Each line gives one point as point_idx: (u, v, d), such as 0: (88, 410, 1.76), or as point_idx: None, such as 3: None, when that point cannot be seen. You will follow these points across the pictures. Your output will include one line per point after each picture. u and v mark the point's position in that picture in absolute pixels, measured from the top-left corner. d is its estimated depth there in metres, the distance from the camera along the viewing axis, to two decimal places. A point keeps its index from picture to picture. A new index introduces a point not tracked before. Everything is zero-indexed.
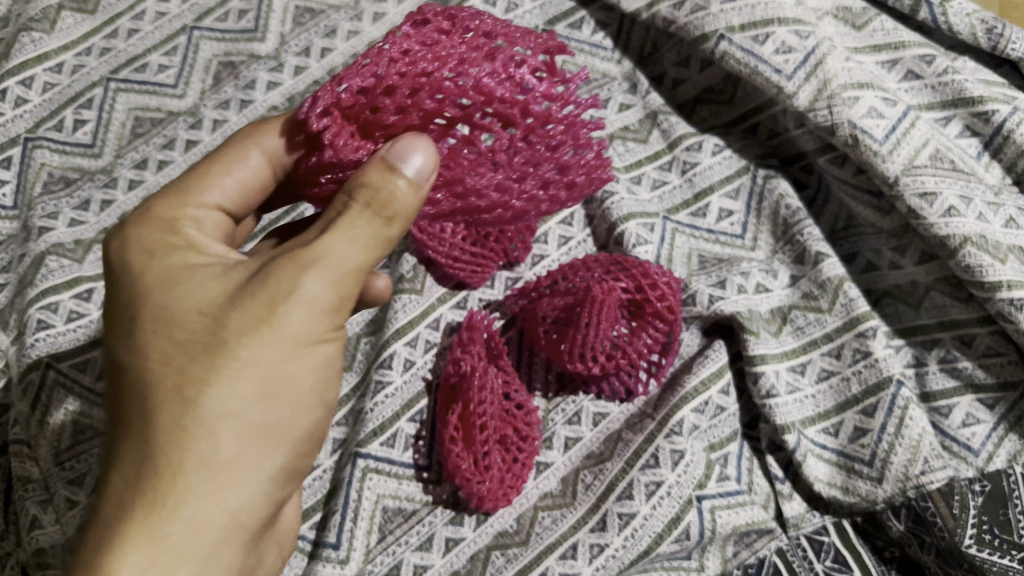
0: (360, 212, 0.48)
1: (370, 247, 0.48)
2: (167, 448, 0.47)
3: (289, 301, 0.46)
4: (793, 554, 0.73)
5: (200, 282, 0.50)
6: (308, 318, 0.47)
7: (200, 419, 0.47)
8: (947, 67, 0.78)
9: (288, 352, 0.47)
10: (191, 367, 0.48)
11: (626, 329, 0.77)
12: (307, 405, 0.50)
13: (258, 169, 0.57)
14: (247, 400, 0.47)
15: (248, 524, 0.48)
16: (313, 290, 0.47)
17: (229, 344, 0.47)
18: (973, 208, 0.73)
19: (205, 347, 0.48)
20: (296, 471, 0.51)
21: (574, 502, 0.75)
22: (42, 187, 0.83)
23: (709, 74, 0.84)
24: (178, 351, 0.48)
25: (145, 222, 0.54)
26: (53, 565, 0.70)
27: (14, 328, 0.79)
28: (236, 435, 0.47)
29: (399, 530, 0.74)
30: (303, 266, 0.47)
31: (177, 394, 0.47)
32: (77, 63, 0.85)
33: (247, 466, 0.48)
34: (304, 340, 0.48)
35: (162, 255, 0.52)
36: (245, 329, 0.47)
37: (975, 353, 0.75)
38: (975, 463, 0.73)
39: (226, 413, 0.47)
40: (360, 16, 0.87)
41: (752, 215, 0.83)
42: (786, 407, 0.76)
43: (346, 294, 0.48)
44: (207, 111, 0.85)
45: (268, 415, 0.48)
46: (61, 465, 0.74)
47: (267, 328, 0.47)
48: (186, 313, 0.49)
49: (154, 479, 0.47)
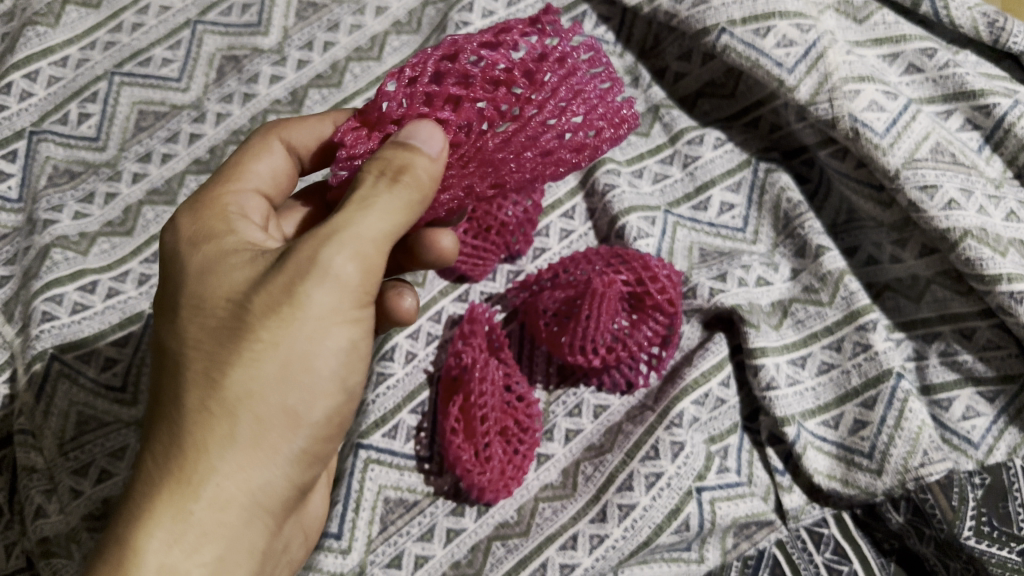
0: (381, 191, 0.48)
1: (395, 219, 0.48)
2: (194, 428, 0.49)
3: (308, 283, 0.48)
4: (793, 546, 0.74)
5: (230, 266, 0.52)
6: (330, 300, 0.48)
7: (224, 400, 0.49)
8: (949, 60, 0.78)
9: (310, 334, 0.49)
10: (218, 349, 0.50)
11: (626, 321, 0.77)
12: (329, 388, 0.52)
13: (283, 158, 0.63)
14: (269, 382, 0.49)
15: (268, 499, 0.51)
16: (335, 273, 0.48)
17: (252, 327, 0.49)
18: (973, 201, 0.73)
19: (232, 329, 0.50)
20: (317, 450, 0.54)
21: (575, 493, 0.76)
22: (47, 180, 0.83)
23: (711, 68, 0.84)
24: (208, 334, 0.51)
25: (188, 211, 0.56)
26: (57, 553, 0.71)
27: (18, 320, 0.79)
28: (257, 416, 0.49)
29: (400, 520, 0.74)
30: (324, 244, 0.48)
31: (205, 375, 0.50)
32: (82, 57, 0.86)
33: (268, 445, 0.50)
34: (326, 321, 0.49)
35: (200, 243, 0.54)
36: (269, 311, 0.49)
37: (975, 346, 0.75)
38: (975, 457, 0.73)
39: (250, 394, 0.49)
40: (363, 10, 0.88)
41: (754, 208, 0.83)
42: (786, 400, 0.76)
43: (368, 272, 0.49)
44: (211, 105, 0.85)
45: (288, 396, 0.50)
46: (65, 455, 0.74)
47: (288, 309, 0.48)
48: (216, 295, 0.51)
49: (181, 457, 0.50)
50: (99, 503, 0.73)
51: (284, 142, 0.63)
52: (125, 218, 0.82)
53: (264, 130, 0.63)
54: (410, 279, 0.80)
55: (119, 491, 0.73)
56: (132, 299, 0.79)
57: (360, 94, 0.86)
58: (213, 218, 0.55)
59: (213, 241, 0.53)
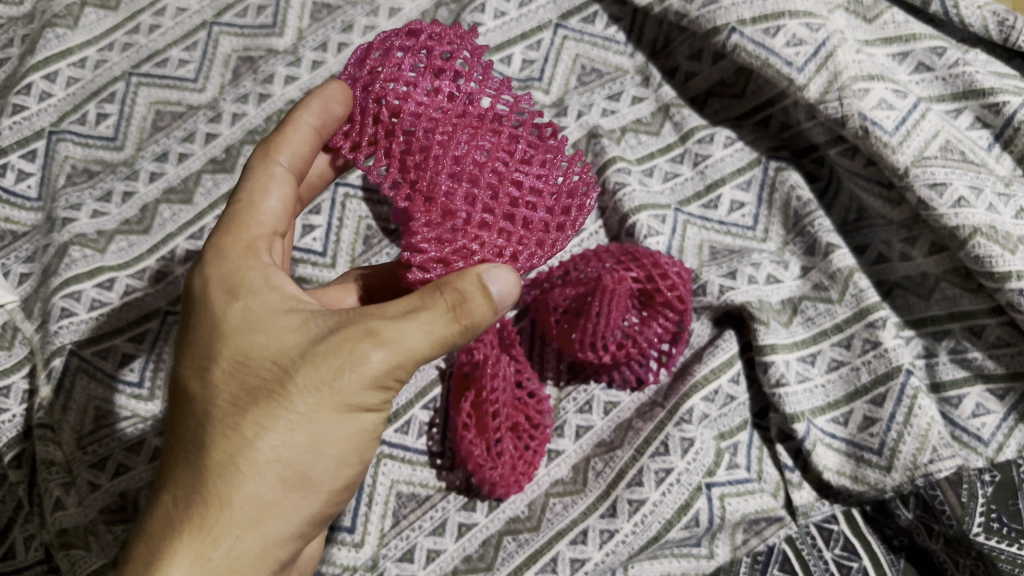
0: (442, 309, 0.48)
1: (434, 340, 0.48)
2: (220, 481, 0.51)
3: (349, 372, 0.48)
4: (802, 542, 0.74)
5: (270, 328, 0.51)
6: (366, 390, 0.49)
7: (253, 462, 0.50)
8: (958, 59, 0.78)
9: (341, 415, 0.50)
10: (254, 412, 0.50)
11: (637, 318, 0.79)
12: (349, 463, 0.52)
13: (288, 187, 0.58)
14: (296, 453, 0.50)
15: (279, 554, 0.52)
16: (376, 368, 0.48)
17: (289, 400, 0.49)
18: (983, 199, 0.74)
19: (271, 393, 0.50)
20: (330, 513, 0.54)
21: (586, 488, 0.76)
22: (66, 180, 0.84)
23: (721, 67, 0.85)
24: (246, 394, 0.51)
25: (222, 255, 0.54)
26: (76, 544, 0.72)
27: (38, 316, 0.80)
28: (281, 481, 0.50)
29: (413, 515, 0.75)
30: (375, 341, 0.48)
31: (236, 432, 0.51)
32: (100, 58, 0.87)
33: (285, 507, 0.51)
34: (358, 407, 0.50)
35: (239, 294, 0.53)
36: (308, 387, 0.49)
37: (985, 343, 0.76)
38: (984, 454, 0.74)
39: (278, 461, 0.50)
40: (377, 10, 0.88)
41: (764, 206, 0.83)
42: (795, 397, 0.76)
43: (408, 370, 0.49)
44: (227, 105, 0.87)
45: (312, 467, 0.51)
46: (84, 449, 0.76)
47: (328, 392, 0.49)
48: (257, 358, 0.51)
49: (205, 504, 0.51)
50: (116, 496, 0.75)
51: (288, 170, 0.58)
52: (142, 217, 0.83)
53: (267, 158, 0.58)
54: None
55: (137, 485, 0.75)
56: (148, 297, 0.80)
57: None
58: (252, 264, 0.54)
59: (254, 295, 0.52)
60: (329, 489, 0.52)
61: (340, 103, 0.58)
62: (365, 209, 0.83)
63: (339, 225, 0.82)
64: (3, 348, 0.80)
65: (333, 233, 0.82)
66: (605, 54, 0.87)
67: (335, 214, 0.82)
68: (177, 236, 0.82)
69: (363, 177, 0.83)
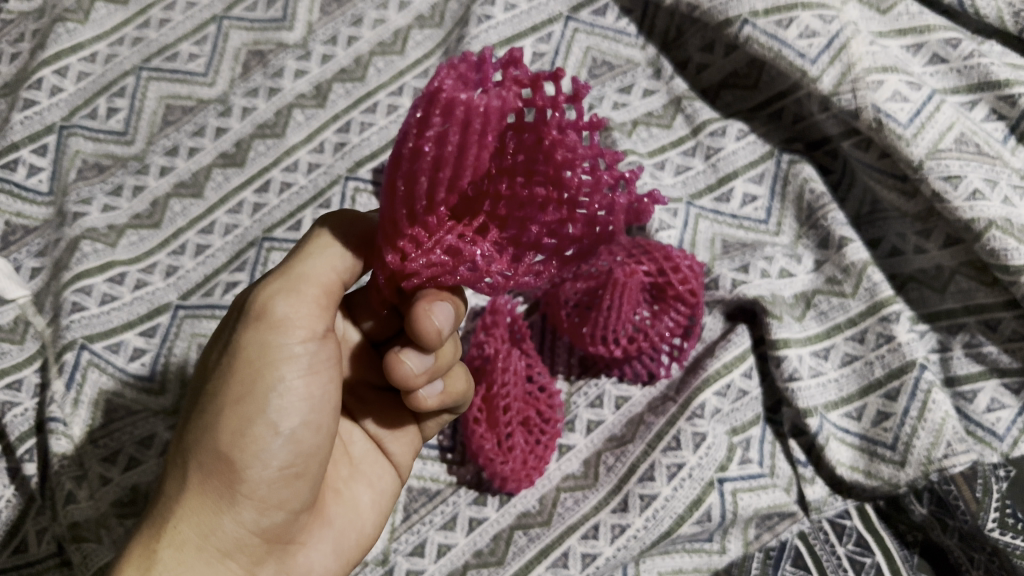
0: (320, 238, 0.53)
1: (330, 266, 0.52)
2: (171, 473, 0.54)
3: (241, 333, 0.52)
4: (815, 537, 0.74)
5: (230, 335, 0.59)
6: (259, 346, 0.51)
7: (185, 447, 0.53)
8: (973, 50, 0.78)
9: (240, 381, 0.51)
10: (195, 403, 0.55)
11: (648, 312, 0.78)
12: (269, 437, 0.51)
13: None
14: (210, 429, 0.52)
15: (224, 540, 0.53)
16: (260, 317, 0.51)
17: (209, 381, 0.54)
18: (998, 191, 0.73)
19: (205, 381, 0.55)
20: (275, 500, 0.53)
21: (597, 483, 0.76)
22: (77, 174, 0.85)
23: (733, 59, 0.83)
24: (198, 391, 0.56)
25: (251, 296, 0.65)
26: (87, 538, 0.72)
27: (49, 310, 0.81)
28: (200, 460, 0.52)
29: (423, 509, 0.75)
30: (264, 303, 0.51)
31: (186, 425, 0.55)
32: (110, 53, 0.87)
33: (213, 487, 0.52)
34: (254, 370, 0.51)
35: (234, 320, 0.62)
36: (219, 365, 0.53)
37: (1000, 337, 0.75)
38: (999, 449, 0.72)
39: (198, 441, 0.52)
40: (386, 4, 0.89)
41: (777, 199, 0.82)
42: (809, 391, 0.76)
43: (304, 321, 0.51)
44: (237, 99, 0.87)
45: (221, 441, 0.51)
46: (95, 443, 0.76)
47: (228, 362, 0.52)
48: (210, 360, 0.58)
49: (161, 499, 0.54)
50: (128, 489, 0.75)
51: None
52: (153, 211, 0.83)
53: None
54: None
55: (149, 479, 0.75)
56: (160, 291, 0.81)
57: (384, 88, 0.87)
58: None
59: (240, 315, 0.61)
60: (245, 464, 0.51)
61: None
62: (377, 203, 0.84)
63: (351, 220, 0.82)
64: (14, 343, 0.79)
65: None
66: (616, 46, 0.87)
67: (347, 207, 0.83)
68: (188, 231, 0.83)
69: (374, 172, 0.85)
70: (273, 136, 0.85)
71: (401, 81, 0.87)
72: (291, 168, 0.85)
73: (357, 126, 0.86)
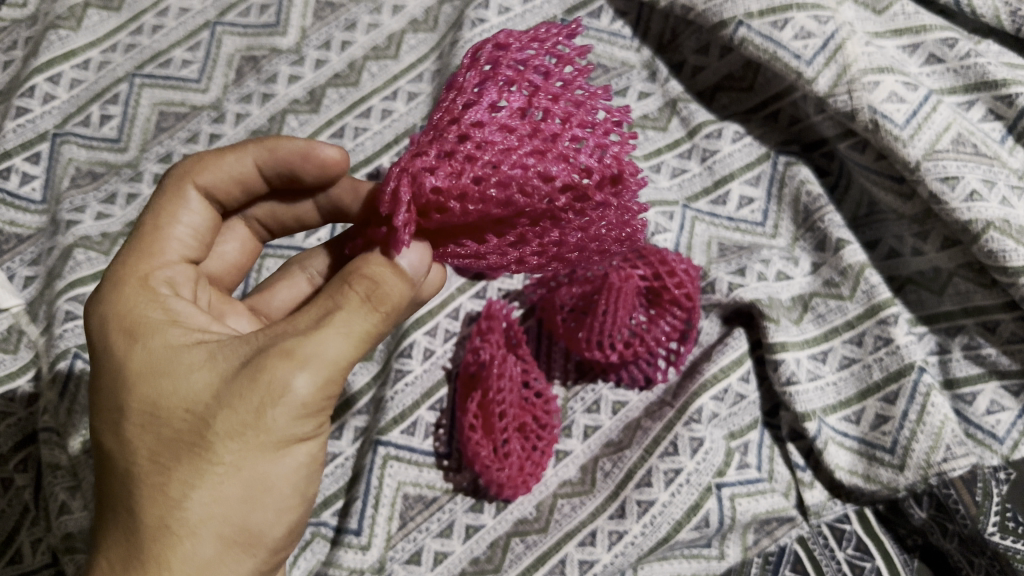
0: (357, 306, 0.47)
1: (360, 340, 0.47)
2: (156, 545, 0.47)
3: (273, 409, 0.46)
4: (814, 542, 0.73)
5: (179, 368, 0.49)
6: (293, 423, 0.46)
7: (185, 521, 0.47)
8: (969, 50, 0.77)
9: (270, 454, 0.47)
10: (177, 467, 0.48)
11: (644, 317, 0.77)
12: (289, 505, 0.49)
13: (204, 208, 0.59)
14: (228, 504, 0.47)
15: None
16: (298, 392, 0.45)
17: (211, 444, 0.47)
18: (996, 192, 0.72)
19: (192, 443, 0.47)
20: (272, 558, 0.51)
21: (594, 489, 0.75)
22: (70, 182, 0.84)
23: (729, 61, 0.83)
24: (166, 447, 0.48)
25: (121, 286, 0.53)
26: (81, 549, 0.71)
27: (43, 319, 0.80)
28: (217, 533, 0.47)
29: (420, 516, 0.74)
30: (296, 364, 0.45)
31: (164, 492, 0.48)
32: (103, 59, 0.87)
33: (231, 558, 0.48)
34: (285, 442, 0.47)
35: (142, 338, 0.51)
36: (230, 431, 0.46)
37: (999, 339, 0.74)
38: (1000, 452, 0.73)
39: (210, 517, 0.47)
40: (380, 8, 0.89)
41: (773, 202, 0.82)
42: (807, 395, 0.75)
43: (332, 394, 0.47)
44: (230, 105, 0.86)
45: (248, 518, 0.48)
46: (89, 452, 0.74)
47: (252, 433, 0.46)
48: (170, 403, 0.48)
49: (143, 570, 0.47)
50: None
51: (198, 191, 0.58)
52: None
53: (176, 178, 0.58)
54: None
55: None
56: None
57: (377, 93, 0.87)
58: (145, 301, 0.52)
59: (155, 335, 0.50)
60: (267, 534, 0.49)
61: (328, 157, 0.58)
62: None
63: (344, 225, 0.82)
64: (8, 352, 0.79)
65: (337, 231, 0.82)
66: (611, 48, 0.87)
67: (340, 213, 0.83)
68: None
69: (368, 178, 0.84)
70: None
71: (395, 85, 0.87)
72: None
73: (351, 132, 0.86)
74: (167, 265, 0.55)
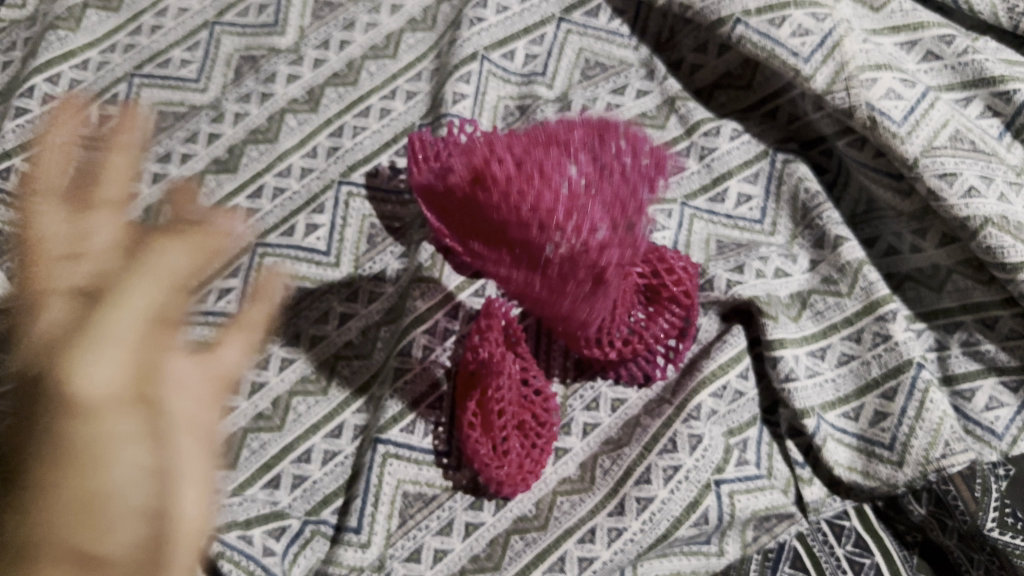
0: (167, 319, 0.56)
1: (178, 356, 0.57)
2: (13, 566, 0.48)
3: (107, 468, 0.51)
4: (813, 539, 0.73)
5: (68, 385, 0.55)
6: (124, 471, 0.51)
7: (28, 542, 0.49)
8: (967, 47, 0.77)
9: (106, 468, 0.51)
10: (54, 482, 0.51)
11: (643, 314, 0.76)
12: (146, 539, 0.50)
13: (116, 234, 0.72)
14: (56, 521, 0.49)
15: None
16: (122, 436, 0.53)
17: (61, 459, 0.52)
18: (994, 188, 0.73)
19: (68, 459, 0.52)
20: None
21: (593, 486, 0.76)
22: None
23: (727, 59, 0.84)
24: (50, 466, 0.52)
25: (77, 322, 0.59)
26: None
27: None
28: (54, 558, 0.48)
29: (419, 514, 0.75)
30: (102, 406, 0.54)
31: (24, 511, 0.50)
32: (103, 60, 0.88)
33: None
34: (120, 495, 0.50)
35: (60, 365, 0.56)
36: (71, 461, 0.51)
37: (998, 336, 0.74)
38: (998, 448, 0.72)
39: (43, 539, 0.49)
40: (378, 8, 0.89)
41: (772, 199, 0.82)
42: (805, 391, 0.75)
43: (166, 435, 0.54)
44: (229, 104, 0.87)
45: (85, 541, 0.49)
46: None
47: (76, 473, 0.51)
48: (60, 436, 0.53)
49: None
50: None
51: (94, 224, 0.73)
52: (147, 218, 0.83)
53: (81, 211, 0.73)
54: (427, 275, 0.80)
55: None
56: None
57: (375, 92, 0.87)
58: (106, 320, 0.58)
59: (67, 364, 0.56)
60: (107, 557, 0.48)
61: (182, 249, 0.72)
62: (369, 207, 0.83)
63: (344, 224, 0.83)
64: None
65: (337, 231, 0.82)
66: (609, 47, 0.87)
67: (339, 212, 0.83)
68: None
69: (368, 176, 0.84)
70: (265, 141, 0.85)
71: (394, 84, 0.87)
72: (283, 174, 0.85)
73: (349, 130, 0.86)
74: (128, 290, 0.61)
